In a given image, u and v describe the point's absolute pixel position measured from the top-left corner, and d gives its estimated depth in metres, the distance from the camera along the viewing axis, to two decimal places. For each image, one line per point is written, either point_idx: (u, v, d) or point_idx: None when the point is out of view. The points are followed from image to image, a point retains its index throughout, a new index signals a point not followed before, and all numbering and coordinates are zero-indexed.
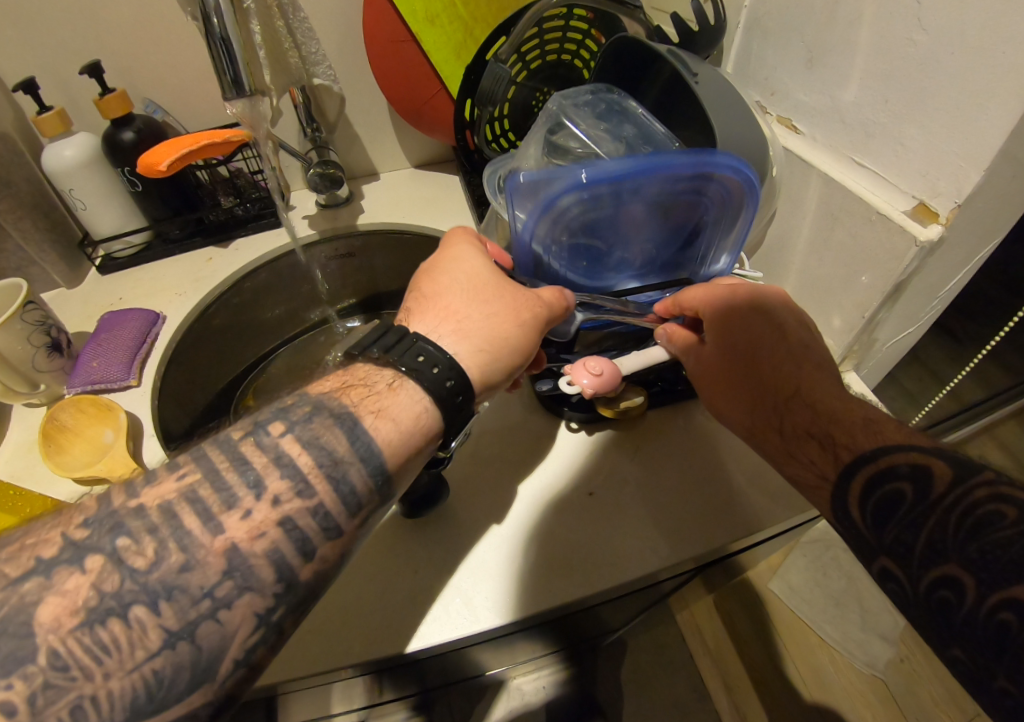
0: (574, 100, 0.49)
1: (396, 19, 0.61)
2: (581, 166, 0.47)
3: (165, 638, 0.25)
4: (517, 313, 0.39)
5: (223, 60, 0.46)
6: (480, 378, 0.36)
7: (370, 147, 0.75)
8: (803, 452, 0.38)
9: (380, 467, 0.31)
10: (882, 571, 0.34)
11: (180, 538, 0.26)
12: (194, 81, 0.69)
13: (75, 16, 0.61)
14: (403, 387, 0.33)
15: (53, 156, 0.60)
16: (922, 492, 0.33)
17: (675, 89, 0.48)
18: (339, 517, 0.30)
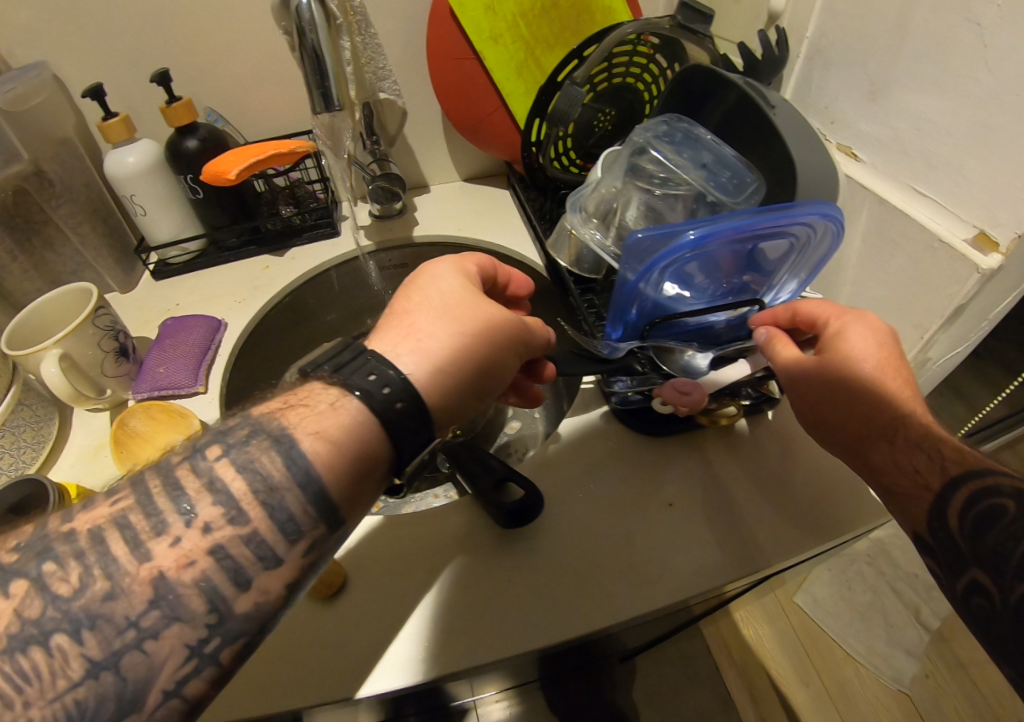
0: (652, 129, 0.51)
1: (461, 37, 0.64)
2: (661, 190, 0.49)
3: (88, 668, 0.26)
4: (488, 334, 0.40)
5: (313, 77, 0.47)
6: (434, 393, 0.36)
7: (425, 160, 0.76)
8: (909, 461, 0.38)
9: (320, 493, 0.31)
10: (970, 584, 0.33)
11: (104, 565, 0.27)
12: (256, 90, 0.69)
13: (146, 26, 0.62)
14: (345, 405, 0.33)
15: (115, 161, 0.62)
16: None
17: (745, 109, 0.50)
18: (277, 546, 0.30)
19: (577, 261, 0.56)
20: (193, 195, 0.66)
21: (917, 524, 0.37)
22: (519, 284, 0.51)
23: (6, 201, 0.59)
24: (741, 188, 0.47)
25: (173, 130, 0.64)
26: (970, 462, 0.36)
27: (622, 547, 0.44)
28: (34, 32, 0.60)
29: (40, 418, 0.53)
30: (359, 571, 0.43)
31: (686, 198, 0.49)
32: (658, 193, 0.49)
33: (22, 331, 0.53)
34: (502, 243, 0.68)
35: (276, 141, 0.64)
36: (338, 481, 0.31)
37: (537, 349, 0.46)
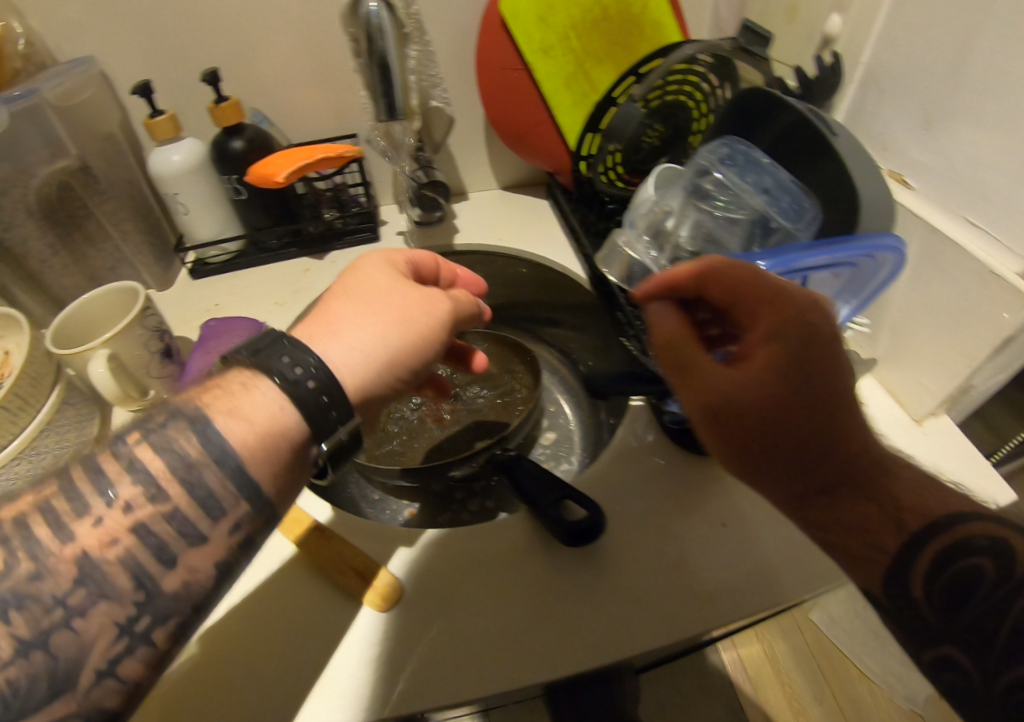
0: (713, 152, 0.52)
1: (510, 47, 0.63)
2: (721, 213, 0.50)
3: (20, 648, 0.27)
4: (408, 319, 0.39)
5: (379, 87, 0.47)
6: (351, 375, 0.36)
7: (466, 168, 0.76)
8: (854, 512, 0.34)
9: (237, 468, 0.32)
10: (936, 659, 0.32)
11: (29, 548, 0.28)
12: (301, 92, 0.69)
13: (196, 25, 0.61)
14: (257, 387, 0.33)
15: (161, 159, 0.62)
16: (1003, 570, 0.31)
17: (802, 130, 0.49)
18: (199, 523, 0.31)
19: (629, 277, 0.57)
20: (236, 196, 0.66)
21: (864, 581, 0.35)
22: (468, 283, 0.51)
23: (50, 195, 0.59)
24: (800, 214, 0.48)
25: (219, 130, 0.64)
26: (928, 509, 0.34)
27: (674, 568, 0.43)
28: (84, 26, 0.60)
29: (84, 415, 0.52)
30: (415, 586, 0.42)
31: (746, 223, 0.50)
32: (717, 216, 0.50)
33: (68, 328, 0.53)
34: (545, 254, 0.68)
35: (324, 144, 0.63)
36: (252, 460, 0.32)
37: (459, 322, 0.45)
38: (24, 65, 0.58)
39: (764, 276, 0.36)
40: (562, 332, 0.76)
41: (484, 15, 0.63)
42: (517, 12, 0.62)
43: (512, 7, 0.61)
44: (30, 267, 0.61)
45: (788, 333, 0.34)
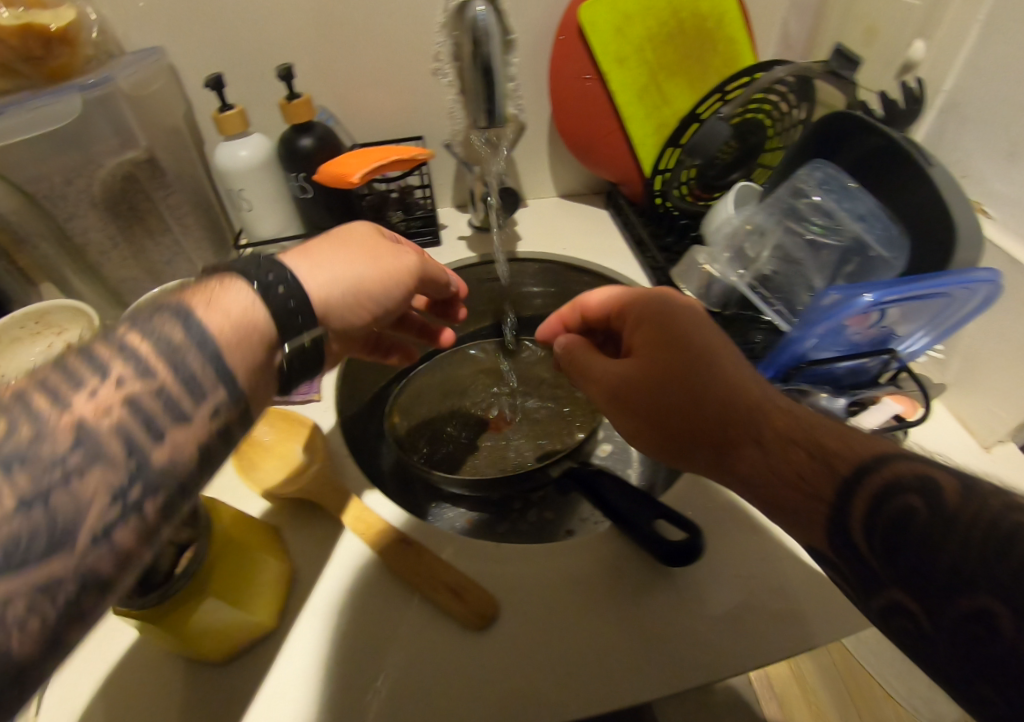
0: (806, 177, 0.52)
1: (587, 55, 0.63)
2: (813, 236, 0.51)
3: (20, 501, 0.26)
4: (371, 256, 0.47)
5: (482, 92, 0.46)
6: (317, 289, 0.43)
7: (527, 175, 0.75)
8: (788, 462, 0.36)
9: (211, 351, 0.35)
10: (886, 605, 0.32)
11: (29, 416, 0.28)
12: (369, 90, 0.67)
13: (270, 19, 0.60)
14: (235, 285, 0.38)
15: (228, 154, 0.61)
16: (936, 509, 0.31)
17: (883, 156, 0.50)
18: (182, 403, 0.33)
19: (709, 294, 0.57)
20: (301, 194, 0.65)
21: (812, 541, 0.35)
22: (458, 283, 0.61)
23: (114, 187, 0.58)
24: (890, 242, 0.48)
25: (288, 126, 0.63)
26: (858, 454, 0.34)
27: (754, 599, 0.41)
28: (155, 17, 0.58)
29: None
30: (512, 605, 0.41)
31: (836, 249, 0.51)
32: (808, 239, 0.52)
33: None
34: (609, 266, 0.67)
35: (396, 147, 0.63)
36: (227, 346, 0.36)
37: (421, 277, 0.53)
38: (94, 54, 0.56)
39: (635, 292, 0.50)
40: None
41: (561, 23, 0.63)
42: (596, 21, 0.61)
43: (592, 17, 0.61)
44: (90, 258, 0.60)
45: (647, 318, 0.46)
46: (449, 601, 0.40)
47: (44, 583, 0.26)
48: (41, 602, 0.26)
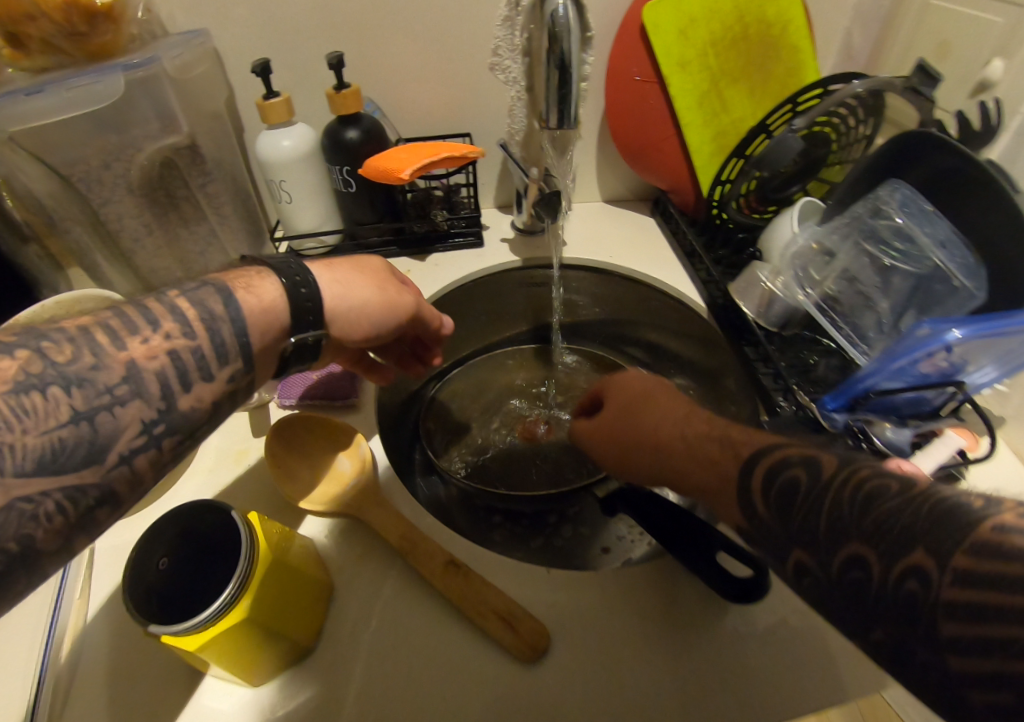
0: (888, 197, 0.50)
1: (648, 57, 0.61)
2: (889, 260, 0.50)
3: (73, 415, 0.28)
4: (382, 283, 0.44)
5: (555, 92, 0.43)
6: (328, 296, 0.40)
7: (573, 178, 0.73)
8: (705, 464, 0.38)
9: (238, 326, 0.34)
10: (796, 566, 0.31)
11: (91, 345, 0.30)
12: (418, 84, 0.65)
13: (322, 4, 0.58)
14: (269, 277, 0.37)
15: (269, 143, 0.59)
16: (816, 476, 0.32)
17: (965, 179, 0.47)
18: (211, 365, 0.33)
19: (768, 312, 0.56)
20: (343, 188, 0.63)
21: (735, 520, 0.36)
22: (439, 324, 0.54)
23: (152, 173, 0.56)
24: (971, 271, 0.46)
25: (334, 117, 0.61)
26: (757, 441, 0.36)
27: (815, 647, 0.39)
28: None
29: None
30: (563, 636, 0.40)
31: (909, 276, 0.49)
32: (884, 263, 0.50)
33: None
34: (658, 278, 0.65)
35: (447, 144, 0.60)
36: (252, 323, 0.35)
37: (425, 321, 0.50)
38: (139, 34, 0.54)
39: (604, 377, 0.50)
40: (658, 359, 0.74)
41: (622, 22, 0.61)
42: (660, 22, 0.59)
43: (656, 17, 0.58)
44: (122, 244, 0.58)
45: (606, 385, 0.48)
46: (496, 628, 0.39)
47: (74, 490, 0.28)
48: (70, 502, 0.28)
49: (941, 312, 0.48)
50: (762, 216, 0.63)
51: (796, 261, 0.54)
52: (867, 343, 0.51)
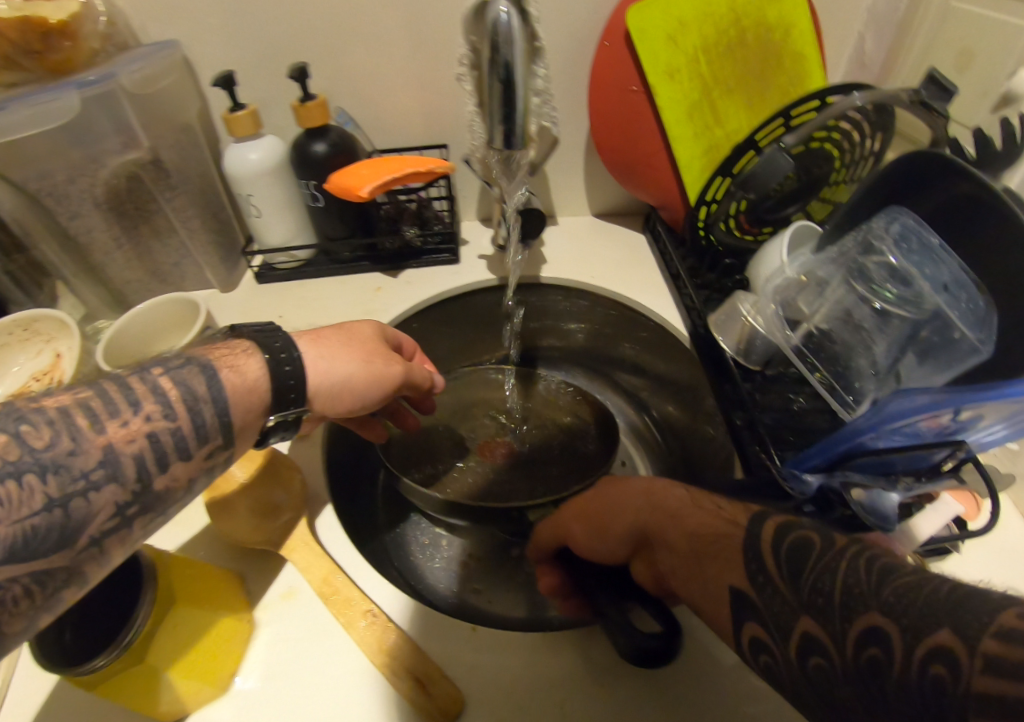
0: (882, 232, 0.45)
1: (633, 66, 0.56)
2: (881, 304, 0.44)
3: (46, 503, 0.26)
4: (373, 356, 0.43)
5: (499, 110, 0.40)
6: (315, 373, 0.39)
7: (558, 192, 0.69)
8: (702, 523, 0.36)
9: (220, 408, 0.33)
10: (802, 642, 0.28)
11: (71, 430, 0.28)
12: (392, 95, 0.63)
13: (290, 14, 0.56)
14: (257, 356, 0.36)
15: (237, 157, 0.57)
16: (828, 541, 0.30)
17: (975, 205, 0.43)
18: (190, 443, 0.32)
19: (746, 349, 0.51)
20: (312, 202, 0.61)
21: (733, 581, 0.33)
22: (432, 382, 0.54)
23: (119, 187, 0.56)
24: (977, 320, 0.40)
25: (303, 129, 0.59)
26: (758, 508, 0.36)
27: None
28: (170, 9, 0.55)
29: None
30: (482, 702, 0.38)
31: (905, 326, 0.43)
32: (877, 308, 0.44)
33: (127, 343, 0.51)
34: (641, 303, 0.61)
35: (413, 157, 0.58)
36: (234, 402, 0.34)
37: (417, 387, 0.49)
38: (100, 48, 0.54)
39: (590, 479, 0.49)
40: (642, 383, 0.69)
41: (608, 27, 0.56)
42: (646, 28, 0.54)
43: (642, 22, 0.54)
44: (93, 258, 0.59)
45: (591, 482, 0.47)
46: (408, 688, 0.38)
47: (42, 575, 0.26)
48: (38, 585, 0.26)
49: (939, 364, 0.41)
50: (755, 238, 0.58)
51: (779, 295, 0.49)
52: (852, 393, 0.46)
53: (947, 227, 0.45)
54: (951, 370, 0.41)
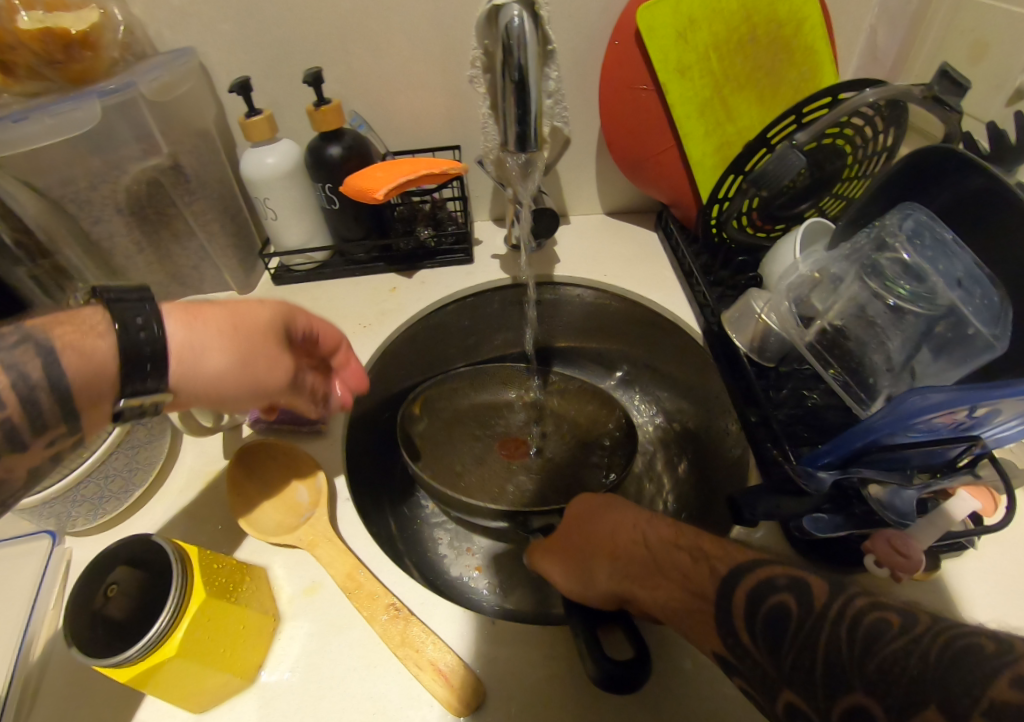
0: (895, 229, 0.45)
1: (644, 64, 0.56)
2: (895, 300, 0.44)
3: None
4: (253, 357, 0.37)
5: (513, 112, 0.41)
6: (175, 368, 0.34)
7: (570, 191, 0.70)
8: (675, 573, 0.37)
9: (56, 386, 0.29)
10: (786, 708, 0.29)
11: None
12: (406, 98, 0.63)
13: (305, 20, 0.57)
14: (108, 333, 0.31)
15: (254, 161, 0.58)
16: (806, 604, 0.31)
17: (991, 199, 0.42)
18: (22, 434, 0.28)
19: (760, 347, 0.52)
20: (328, 205, 0.62)
21: (709, 647, 0.34)
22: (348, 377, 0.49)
23: (139, 193, 0.57)
24: (991, 315, 0.40)
25: (317, 133, 0.59)
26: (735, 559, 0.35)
27: None
28: (186, 15, 0.56)
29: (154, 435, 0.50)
30: (501, 691, 0.39)
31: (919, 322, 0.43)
32: (891, 304, 0.44)
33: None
34: (653, 300, 0.61)
35: (426, 159, 0.58)
36: (74, 371, 0.30)
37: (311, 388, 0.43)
38: (121, 56, 0.55)
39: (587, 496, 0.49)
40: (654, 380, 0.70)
41: (617, 26, 0.56)
42: (658, 26, 0.54)
43: (652, 21, 0.54)
44: (114, 261, 0.60)
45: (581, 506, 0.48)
46: (433, 681, 0.39)
47: None
48: None
49: (954, 359, 0.41)
50: (768, 235, 0.58)
51: (792, 292, 0.49)
52: (866, 390, 0.46)
53: (957, 224, 0.45)
54: (965, 365, 0.41)
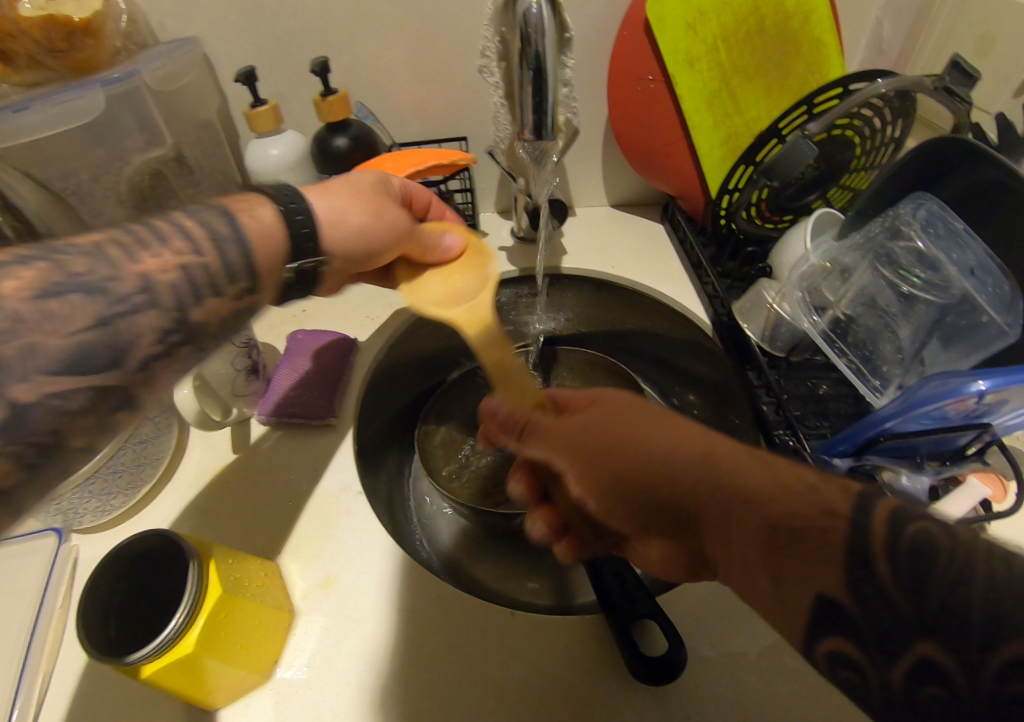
0: (910, 218, 0.45)
1: (653, 56, 0.56)
2: (907, 289, 0.45)
3: None
4: (380, 212, 0.41)
5: (531, 99, 0.41)
6: (331, 220, 0.38)
7: (577, 182, 0.70)
8: (756, 486, 0.27)
9: (226, 255, 0.31)
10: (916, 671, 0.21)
11: None
12: (412, 89, 0.63)
13: (311, 9, 0.56)
14: (270, 208, 0.35)
15: (259, 153, 0.58)
16: (954, 529, 0.22)
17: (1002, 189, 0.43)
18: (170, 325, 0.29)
19: (772, 337, 0.52)
20: None
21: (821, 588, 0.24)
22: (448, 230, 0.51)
23: None
24: (1005, 304, 0.40)
25: (324, 123, 0.59)
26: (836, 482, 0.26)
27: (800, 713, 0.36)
28: (191, 5, 0.56)
29: (162, 427, 0.51)
30: (515, 680, 0.39)
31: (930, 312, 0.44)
32: (903, 292, 0.45)
33: None
34: (661, 292, 0.62)
35: (435, 150, 0.58)
36: (250, 232, 0.33)
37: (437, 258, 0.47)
38: (124, 46, 0.54)
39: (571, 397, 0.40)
40: (660, 372, 0.70)
41: (626, 16, 0.56)
42: (668, 18, 0.54)
43: (661, 12, 0.53)
44: None
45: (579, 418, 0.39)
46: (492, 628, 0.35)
47: None
48: None
49: (964, 348, 0.42)
50: (777, 226, 0.59)
51: (804, 282, 0.50)
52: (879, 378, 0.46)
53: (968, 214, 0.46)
54: (976, 353, 0.42)
